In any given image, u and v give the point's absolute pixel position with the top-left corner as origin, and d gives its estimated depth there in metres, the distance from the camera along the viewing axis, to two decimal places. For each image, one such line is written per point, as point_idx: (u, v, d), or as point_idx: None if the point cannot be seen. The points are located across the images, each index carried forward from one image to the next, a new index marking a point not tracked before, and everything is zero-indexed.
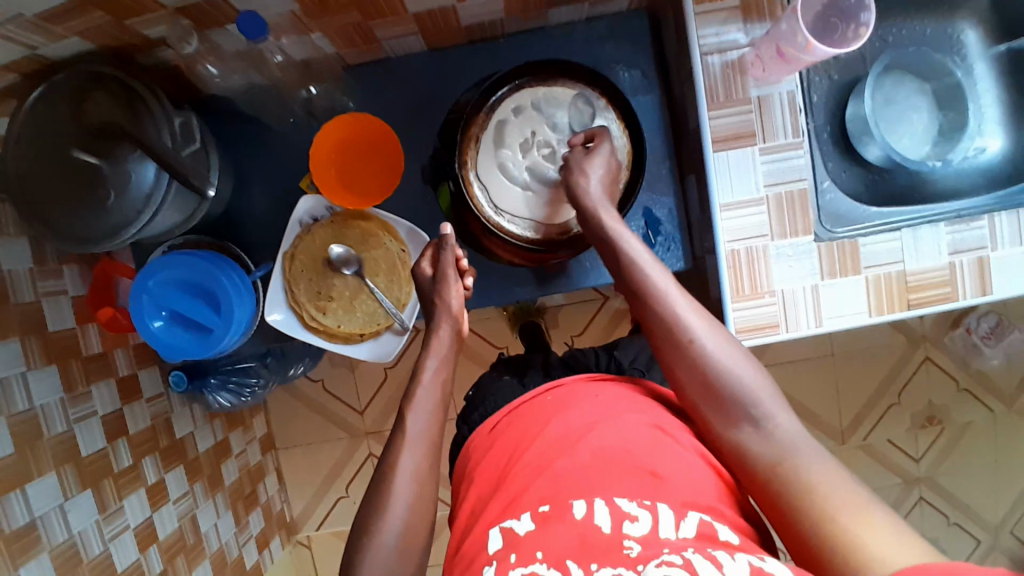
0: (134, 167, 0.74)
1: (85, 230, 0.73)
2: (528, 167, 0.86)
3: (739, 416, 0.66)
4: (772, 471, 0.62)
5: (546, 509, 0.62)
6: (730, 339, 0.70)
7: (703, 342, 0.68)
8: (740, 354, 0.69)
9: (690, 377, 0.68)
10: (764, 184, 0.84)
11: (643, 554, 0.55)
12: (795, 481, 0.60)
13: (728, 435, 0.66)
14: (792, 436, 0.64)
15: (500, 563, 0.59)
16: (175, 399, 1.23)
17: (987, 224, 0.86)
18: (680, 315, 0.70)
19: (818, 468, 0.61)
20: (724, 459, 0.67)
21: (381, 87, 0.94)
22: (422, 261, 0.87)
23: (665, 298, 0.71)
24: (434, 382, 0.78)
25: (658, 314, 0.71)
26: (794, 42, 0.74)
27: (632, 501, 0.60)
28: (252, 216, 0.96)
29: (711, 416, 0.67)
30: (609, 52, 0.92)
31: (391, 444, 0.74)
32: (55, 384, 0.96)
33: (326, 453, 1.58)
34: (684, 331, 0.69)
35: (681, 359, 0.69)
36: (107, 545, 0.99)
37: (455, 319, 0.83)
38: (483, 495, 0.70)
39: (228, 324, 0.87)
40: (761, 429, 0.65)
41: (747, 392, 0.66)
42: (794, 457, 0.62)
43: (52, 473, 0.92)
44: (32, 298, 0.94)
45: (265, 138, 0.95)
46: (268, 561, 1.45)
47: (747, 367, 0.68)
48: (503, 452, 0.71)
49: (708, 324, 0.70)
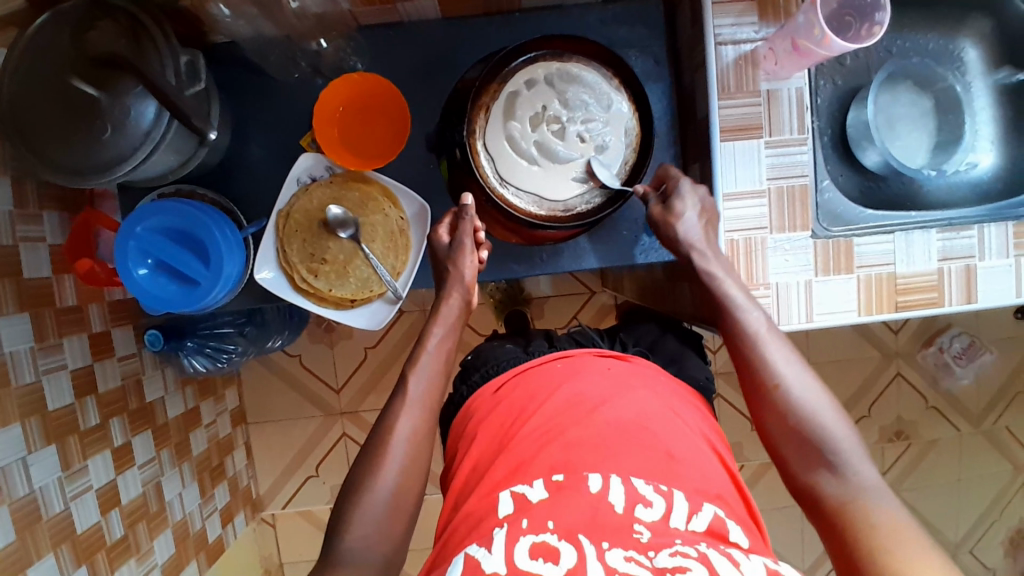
0: (134, 104, 0.71)
1: (78, 161, 0.71)
2: (537, 142, 0.84)
3: (818, 461, 0.68)
4: (840, 511, 0.65)
5: (558, 478, 0.63)
6: (822, 390, 0.72)
7: (788, 388, 0.72)
8: (829, 405, 0.70)
9: (773, 420, 0.72)
10: (768, 176, 0.85)
11: (654, 541, 0.57)
12: (861, 520, 0.63)
13: (803, 475, 0.69)
14: (871, 484, 0.65)
15: (510, 527, 0.59)
16: (147, 361, 1.19)
17: (977, 234, 0.89)
18: (771, 363, 0.73)
19: (888, 513, 0.62)
20: (800, 495, 0.70)
21: (390, 50, 0.92)
22: (439, 227, 0.86)
23: (758, 344, 0.75)
24: (440, 350, 0.79)
25: (751, 357, 0.74)
26: (811, 36, 0.74)
27: (648, 484, 0.62)
28: (247, 172, 0.94)
29: (790, 458, 0.70)
30: (622, 35, 0.93)
31: (389, 407, 0.75)
32: (26, 332, 0.92)
33: (298, 430, 1.54)
34: (770, 375, 0.73)
35: (768, 404, 0.72)
36: (68, 503, 0.95)
37: (465, 290, 0.83)
38: (486, 452, 0.72)
39: (217, 277, 0.85)
40: (838, 474, 0.67)
41: (831, 440, 0.68)
42: (866, 501, 0.64)
43: (17, 425, 0.88)
44: (10, 242, 0.90)
45: (268, 93, 0.93)
46: (231, 536, 1.41)
47: (837, 418, 0.70)
48: (514, 408, 0.74)
49: (801, 372, 0.73)
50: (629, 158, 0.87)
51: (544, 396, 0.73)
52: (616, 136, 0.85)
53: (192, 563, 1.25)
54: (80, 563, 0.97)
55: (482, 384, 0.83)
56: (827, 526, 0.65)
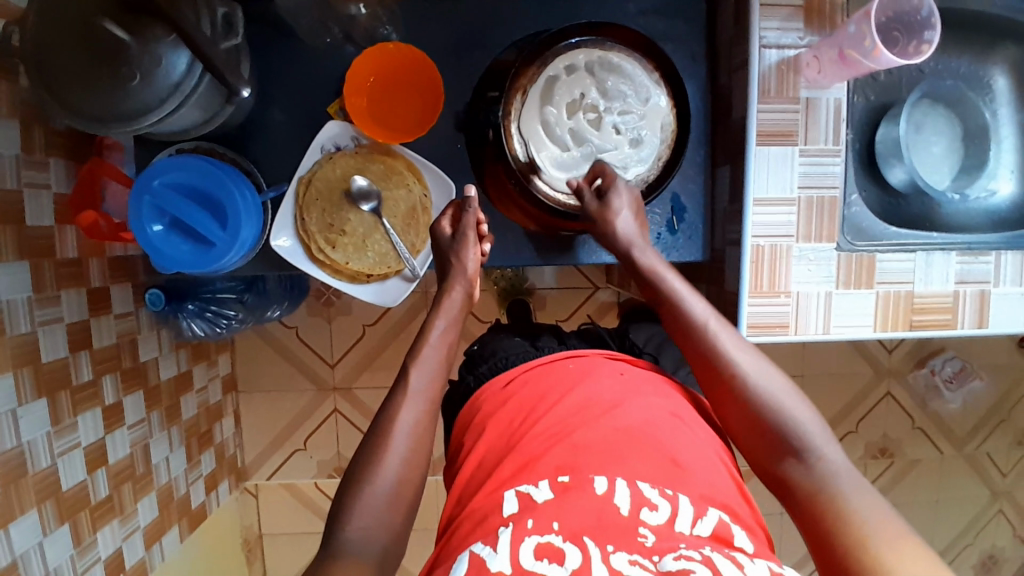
0: (166, 52, 0.69)
1: (101, 107, 0.69)
2: (571, 129, 0.83)
3: (783, 448, 0.65)
4: (814, 500, 0.62)
5: (564, 480, 0.59)
6: (778, 375, 0.69)
7: (744, 376, 0.69)
8: (788, 390, 0.68)
9: (734, 408, 0.69)
10: (799, 185, 0.85)
11: (658, 546, 0.54)
12: (835, 510, 0.60)
13: (770, 463, 0.66)
14: (841, 470, 0.63)
15: (515, 527, 0.55)
16: (143, 321, 1.17)
17: (994, 260, 0.90)
18: (725, 351, 0.70)
19: (864, 500, 0.60)
20: (769, 485, 0.67)
21: (426, 21, 0.90)
22: (442, 220, 0.84)
23: (710, 334, 0.71)
24: (441, 344, 0.75)
25: (704, 347, 0.71)
26: (861, 47, 0.75)
27: (654, 488, 0.58)
28: (269, 135, 0.91)
29: (756, 447, 0.67)
30: (664, 28, 0.91)
31: (390, 398, 0.70)
32: (25, 281, 0.88)
33: (288, 402, 1.52)
34: (725, 365, 0.69)
35: (726, 395, 0.69)
36: (55, 459, 0.93)
37: (469, 283, 0.80)
38: (494, 450, 0.68)
39: (233, 240, 0.83)
40: (804, 462, 0.64)
41: (794, 426, 0.65)
42: (838, 487, 0.61)
43: (8, 375, 0.85)
44: (14, 186, 0.87)
45: (298, 56, 0.90)
46: (214, 504, 1.39)
47: (797, 403, 0.67)
48: (523, 406, 0.70)
49: (756, 360, 0.70)
50: (664, 154, 0.86)
51: (553, 398, 0.69)
52: (651, 131, 0.84)
53: (174, 528, 1.23)
54: (63, 521, 0.94)
55: (489, 375, 0.81)
56: (802, 516, 0.63)
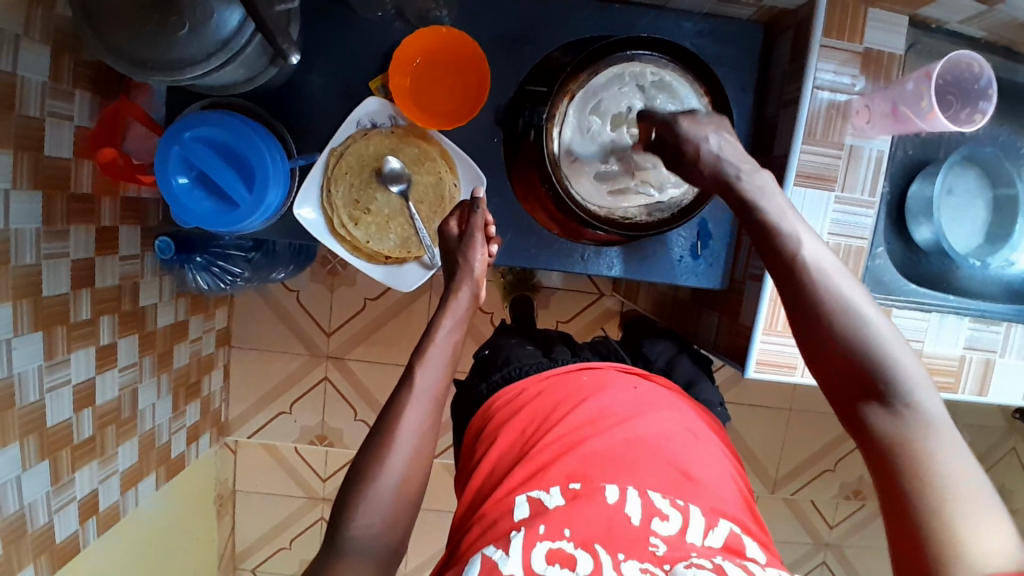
0: (219, 7, 0.67)
1: (146, 53, 0.68)
2: (613, 140, 0.83)
3: (869, 393, 0.59)
4: (895, 454, 0.57)
5: (575, 487, 0.61)
6: (876, 309, 0.61)
7: (837, 312, 0.61)
8: (887, 329, 0.60)
9: (821, 346, 0.62)
10: (828, 231, 0.85)
11: (669, 555, 0.57)
12: (919, 469, 0.55)
13: (851, 406, 0.60)
14: (933, 420, 0.57)
15: (527, 532, 0.58)
16: (148, 265, 1.14)
17: (1003, 331, 0.91)
18: (819, 284, 0.62)
19: (956, 461, 0.55)
20: (840, 417, 0.62)
21: (481, 9, 0.88)
22: (450, 220, 0.82)
23: (806, 263, 0.63)
24: (447, 345, 0.73)
25: (793, 275, 0.63)
26: (916, 107, 0.76)
27: (665, 498, 0.60)
28: (307, 100, 0.90)
29: (836, 385, 0.61)
30: (718, 53, 0.90)
31: (396, 396, 0.69)
32: (35, 212, 0.85)
33: (279, 364, 1.51)
34: (813, 296, 0.62)
35: (811, 328, 0.62)
36: (43, 394, 0.90)
37: (476, 283, 0.78)
38: (508, 455, 0.71)
39: (255, 204, 0.81)
40: (890, 411, 0.58)
41: (885, 370, 0.58)
42: (928, 443, 0.56)
43: (8, 305, 0.82)
44: (37, 115, 0.83)
45: (347, 24, 0.88)
46: (192, 455, 1.39)
47: (896, 342, 0.59)
48: (538, 413, 0.72)
49: (852, 291, 0.62)
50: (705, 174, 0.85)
51: (566, 409, 0.71)
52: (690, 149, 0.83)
53: (151, 475, 1.23)
54: (43, 457, 0.92)
55: (502, 385, 0.81)
56: (879, 466, 0.58)
